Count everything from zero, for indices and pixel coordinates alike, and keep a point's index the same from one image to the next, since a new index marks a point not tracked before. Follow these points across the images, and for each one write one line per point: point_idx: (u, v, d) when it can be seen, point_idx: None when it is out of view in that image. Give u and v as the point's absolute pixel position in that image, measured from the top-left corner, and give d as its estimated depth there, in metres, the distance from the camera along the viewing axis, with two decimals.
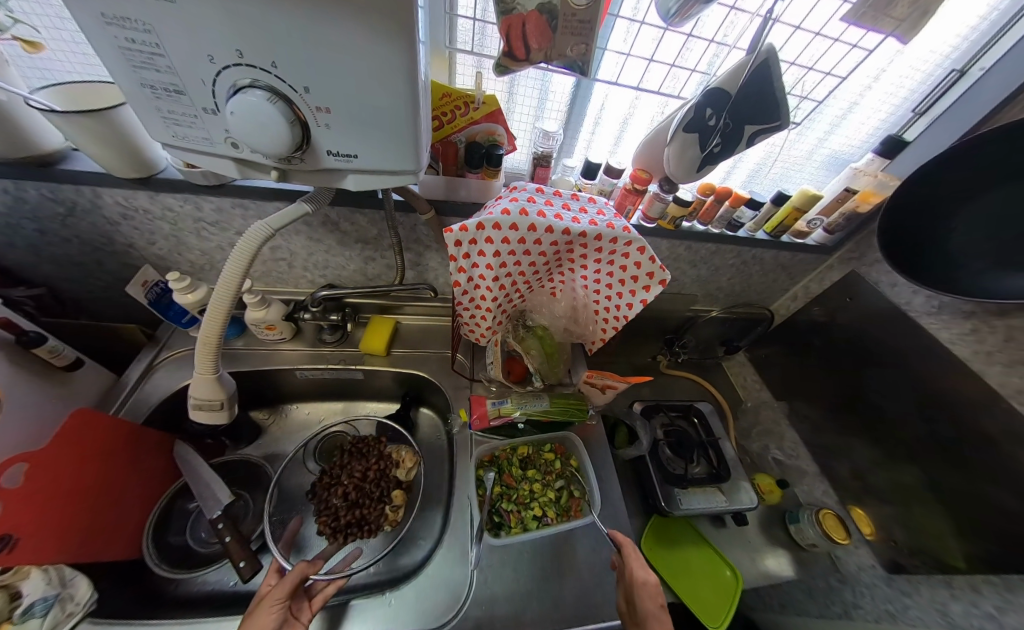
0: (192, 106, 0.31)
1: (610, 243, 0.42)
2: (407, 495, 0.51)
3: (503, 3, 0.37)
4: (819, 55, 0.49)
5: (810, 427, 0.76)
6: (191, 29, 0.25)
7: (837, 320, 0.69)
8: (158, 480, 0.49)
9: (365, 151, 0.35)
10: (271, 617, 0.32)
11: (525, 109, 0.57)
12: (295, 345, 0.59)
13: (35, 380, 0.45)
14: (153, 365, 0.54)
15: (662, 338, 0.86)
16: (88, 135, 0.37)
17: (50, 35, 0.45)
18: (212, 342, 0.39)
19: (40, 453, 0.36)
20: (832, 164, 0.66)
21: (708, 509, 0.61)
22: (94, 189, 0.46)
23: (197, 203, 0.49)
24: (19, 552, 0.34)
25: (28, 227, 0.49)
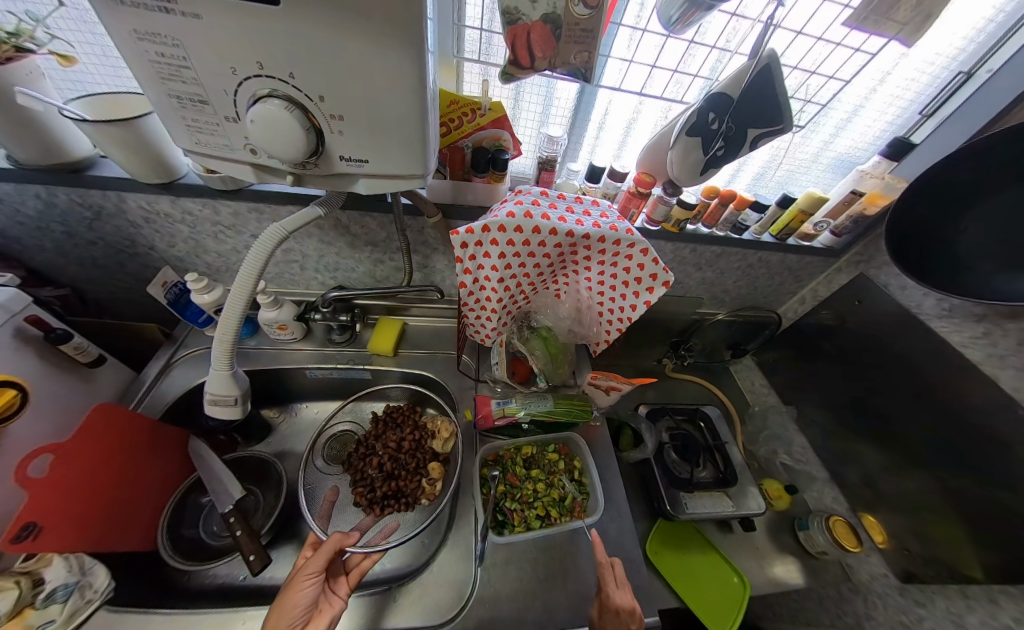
0: (214, 115, 0.33)
1: (613, 245, 0.42)
2: (442, 467, 0.51)
3: (509, 14, 0.38)
4: (822, 60, 0.50)
5: (820, 433, 0.75)
6: (216, 43, 0.27)
7: (846, 324, 0.68)
8: (178, 472, 0.51)
9: (378, 157, 0.36)
10: (306, 592, 0.32)
11: (530, 115, 0.59)
12: (305, 345, 0.60)
13: (59, 375, 0.47)
14: (170, 362, 0.56)
15: (668, 341, 0.86)
16: (114, 142, 0.39)
17: (83, 49, 0.48)
18: (226, 340, 0.40)
19: (63, 445, 0.38)
20: (839, 166, 0.66)
21: (716, 514, 0.61)
22: (119, 195, 0.48)
23: (215, 208, 0.51)
24: (42, 540, 0.36)
25: (58, 231, 0.52)
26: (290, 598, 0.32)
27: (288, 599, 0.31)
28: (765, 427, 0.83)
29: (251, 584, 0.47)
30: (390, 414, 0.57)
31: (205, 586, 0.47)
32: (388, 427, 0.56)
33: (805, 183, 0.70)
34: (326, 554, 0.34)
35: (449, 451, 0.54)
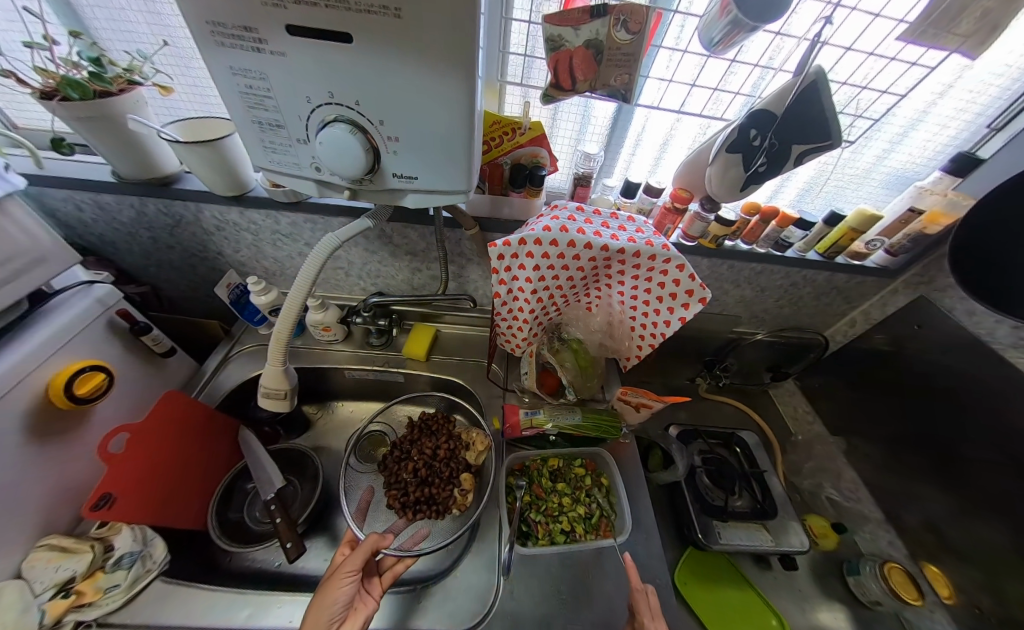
0: (288, 137, 0.37)
1: (648, 261, 0.42)
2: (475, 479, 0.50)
3: (553, 42, 0.40)
4: (874, 74, 0.48)
5: (875, 468, 0.69)
6: (298, 78, 0.32)
7: (905, 350, 0.63)
8: (225, 455, 0.55)
9: (426, 173, 0.38)
10: (344, 589, 0.33)
11: (566, 134, 0.60)
12: (345, 347, 0.64)
13: (137, 363, 0.52)
14: (227, 357, 0.62)
15: (701, 360, 0.83)
16: (200, 160, 0.45)
17: (179, 80, 0.56)
18: (282, 338, 0.44)
19: (138, 425, 0.43)
20: (894, 182, 0.62)
21: (752, 547, 0.57)
22: (198, 206, 0.54)
23: (276, 218, 0.56)
24: (113, 510, 0.40)
25: (145, 236, 0.59)
26: (330, 593, 0.33)
27: (326, 596, 0.33)
28: (809, 457, 0.77)
29: (286, 571, 0.50)
30: (425, 421, 0.56)
31: (244, 570, 0.50)
32: (422, 432, 0.55)
33: (855, 199, 0.66)
34: (363, 555, 0.36)
35: (481, 463, 0.53)
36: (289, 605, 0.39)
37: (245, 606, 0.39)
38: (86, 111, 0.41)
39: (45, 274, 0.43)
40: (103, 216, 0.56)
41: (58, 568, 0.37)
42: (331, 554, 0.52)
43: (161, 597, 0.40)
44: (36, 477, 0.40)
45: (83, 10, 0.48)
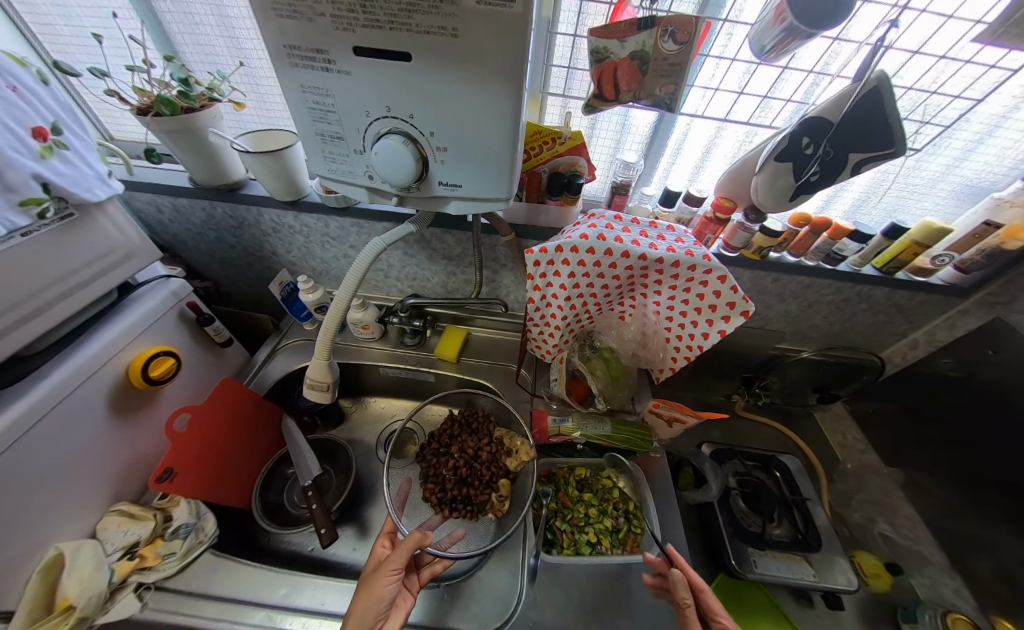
0: (346, 148, 0.40)
1: (687, 271, 0.41)
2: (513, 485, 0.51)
3: (598, 54, 0.41)
4: (944, 78, 0.45)
5: (940, 506, 0.62)
6: (360, 94, 0.34)
7: (977, 376, 0.57)
8: (268, 440, 0.58)
9: (470, 182, 0.40)
10: (389, 586, 0.34)
11: (605, 142, 0.61)
12: (381, 345, 0.67)
13: (201, 350, 0.58)
14: (275, 349, 0.66)
15: (738, 376, 0.79)
16: (265, 167, 0.50)
17: (250, 96, 0.62)
18: (330, 334, 0.47)
19: (199, 407, 0.48)
20: (966, 192, 0.57)
21: (792, 581, 0.52)
22: (259, 210, 0.59)
23: (326, 222, 0.60)
24: (174, 484, 0.44)
25: (212, 236, 0.66)
26: (376, 588, 0.34)
27: (373, 592, 0.33)
28: (861, 489, 0.71)
29: (318, 556, 0.52)
30: (465, 420, 0.58)
31: (281, 550, 0.52)
32: (463, 431, 0.56)
33: (920, 210, 0.61)
34: (407, 555, 0.36)
35: (519, 471, 0.53)
36: (320, 588, 0.41)
37: (281, 584, 0.41)
38: (174, 125, 0.46)
39: (132, 267, 0.48)
40: (178, 217, 0.62)
41: (126, 532, 0.42)
42: (358, 544, 0.53)
43: (208, 568, 0.43)
44: (114, 448, 0.45)
45: (175, 36, 0.55)
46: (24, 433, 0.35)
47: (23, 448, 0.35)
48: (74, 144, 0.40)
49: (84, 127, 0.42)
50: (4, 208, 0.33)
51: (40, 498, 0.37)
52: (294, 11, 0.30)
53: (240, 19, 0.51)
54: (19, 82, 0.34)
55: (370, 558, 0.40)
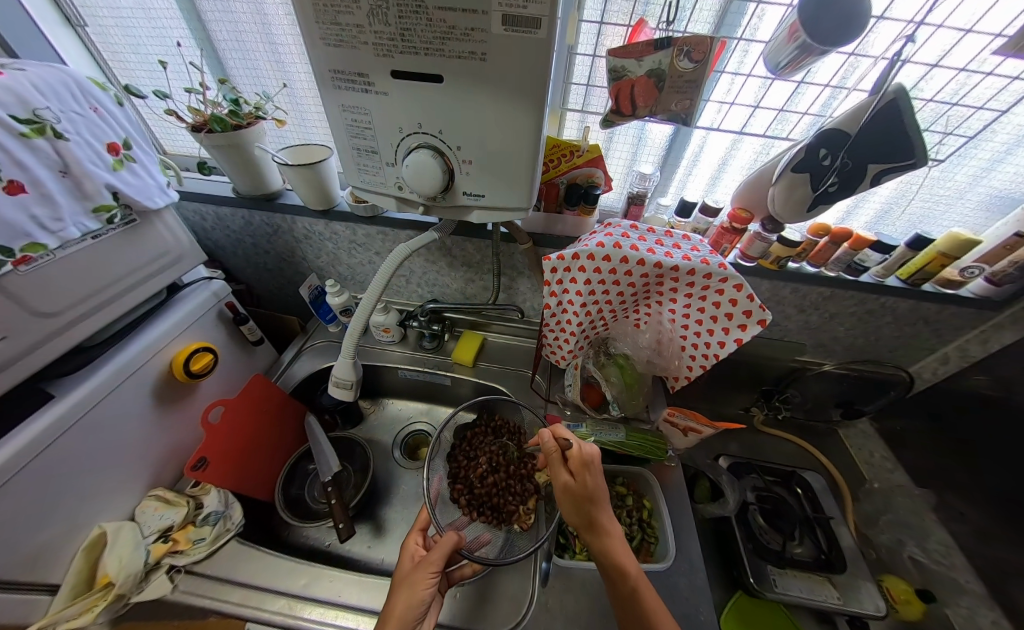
0: (379, 161, 0.43)
1: (703, 279, 0.42)
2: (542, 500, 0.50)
3: (616, 72, 0.43)
4: (965, 90, 0.45)
5: (976, 532, 0.59)
6: (395, 113, 0.37)
7: (1015, 394, 0.55)
8: (290, 438, 0.60)
9: (493, 192, 0.42)
10: (428, 589, 0.35)
11: (621, 155, 0.63)
12: (400, 348, 0.69)
13: (235, 347, 0.61)
14: (302, 348, 0.70)
15: (757, 388, 0.77)
16: (302, 179, 0.54)
17: (290, 114, 0.67)
18: (355, 334, 0.50)
19: (230, 401, 0.50)
20: (996, 203, 0.55)
21: (813, 602, 0.51)
22: (293, 218, 0.64)
23: (354, 230, 0.64)
24: (206, 473, 0.47)
25: (249, 242, 0.71)
26: (416, 590, 0.35)
27: (414, 589, 0.35)
28: (888, 509, 0.67)
29: (333, 552, 0.53)
30: (497, 428, 0.58)
31: (300, 544, 0.54)
32: (495, 438, 0.57)
33: (946, 222, 0.60)
34: (444, 557, 0.38)
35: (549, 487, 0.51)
36: (338, 581, 0.43)
37: (301, 575, 0.43)
38: (223, 140, 0.51)
39: (180, 269, 0.52)
40: (220, 224, 0.67)
41: (160, 516, 0.45)
42: (372, 542, 0.54)
43: (233, 556, 0.45)
44: (155, 435, 0.48)
45: (227, 61, 0.60)
46: (80, 417, 0.38)
47: (79, 433, 0.38)
48: (142, 158, 0.44)
49: (150, 143, 0.47)
50: (80, 213, 0.37)
51: (90, 478, 0.40)
52: (340, 40, 0.33)
53: (286, 43, 0.56)
54: (101, 104, 0.39)
55: (405, 553, 0.42)
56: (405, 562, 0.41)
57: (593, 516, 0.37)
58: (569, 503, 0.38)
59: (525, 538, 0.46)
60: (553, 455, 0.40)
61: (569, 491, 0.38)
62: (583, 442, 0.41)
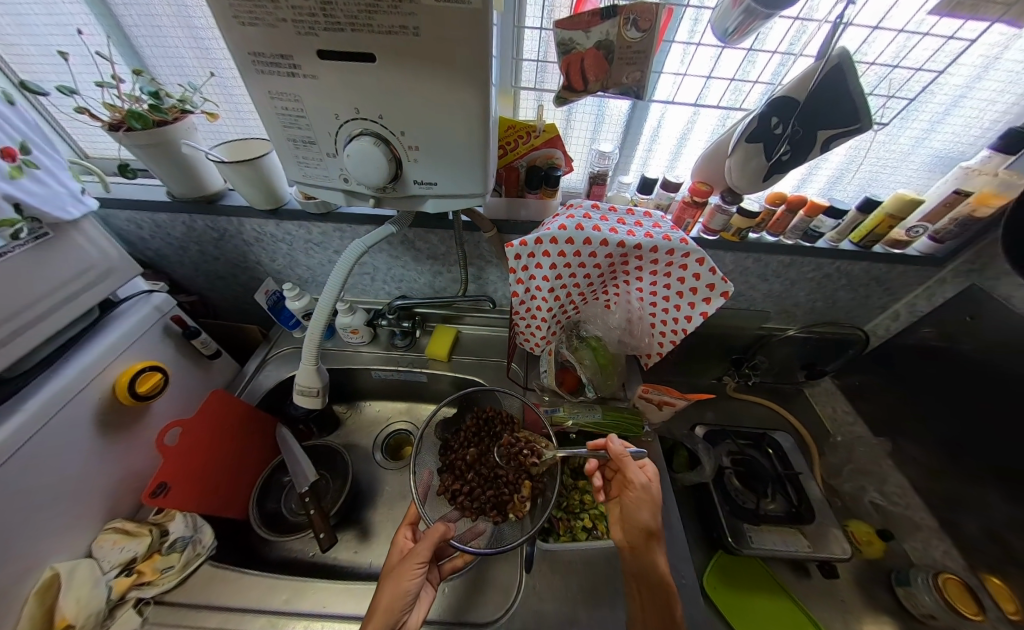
0: (319, 152, 0.40)
1: (666, 256, 0.42)
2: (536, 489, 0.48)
3: (564, 45, 0.41)
4: (906, 51, 0.46)
5: (926, 472, 0.64)
6: (328, 97, 0.34)
7: (957, 343, 0.59)
8: (260, 451, 0.58)
9: (445, 179, 0.40)
10: (413, 580, 0.35)
11: (581, 133, 0.61)
12: (372, 348, 0.67)
13: (187, 363, 0.57)
14: (265, 359, 0.66)
15: (728, 358, 0.80)
16: (241, 177, 0.49)
17: (223, 108, 0.62)
18: (314, 339, 0.47)
19: (188, 421, 0.48)
20: (937, 163, 0.58)
21: (787, 552, 0.54)
22: (239, 220, 0.59)
23: (308, 228, 0.60)
24: (169, 498, 0.44)
25: (195, 250, 0.66)
26: (402, 581, 0.35)
27: (401, 579, 0.35)
28: (851, 459, 0.72)
29: (318, 561, 0.52)
30: (488, 419, 0.56)
31: (283, 559, 0.53)
32: (486, 430, 0.54)
33: (893, 183, 0.63)
34: (431, 548, 0.37)
35: (545, 474, 0.49)
36: (323, 591, 0.42)
37: (281, 590, 0.42)
38: (148, 139, 0.46)
39: (111, 285, 0.48)
40: (158, 232, 0.62)
41: (121, 549, 0.42)
42: (359, 547, 0.53)
43: (207, 580, 0.43)
44: (104, 467, 0.45)
45: (144, 49, 0.55)
46: (10, 456, 0.35)
47: (15, 475, 0.35)
48: (45, 163, 0.40)
49: (54, 145, 0.42)
50: None
51: (34, 519, 0.37)
52: (256, 18, 0.29)
53: (207, 28, 0.51)
54: None
55: (394, 547, 0.41)
56: (395, 556, 0.41)
57: (656, 525, 0.41)
58: (638, 506, 0.42)
59: (517, 528, 0.45)
60: (627, 458, 0.44)
61: (643, 494, 0.42)
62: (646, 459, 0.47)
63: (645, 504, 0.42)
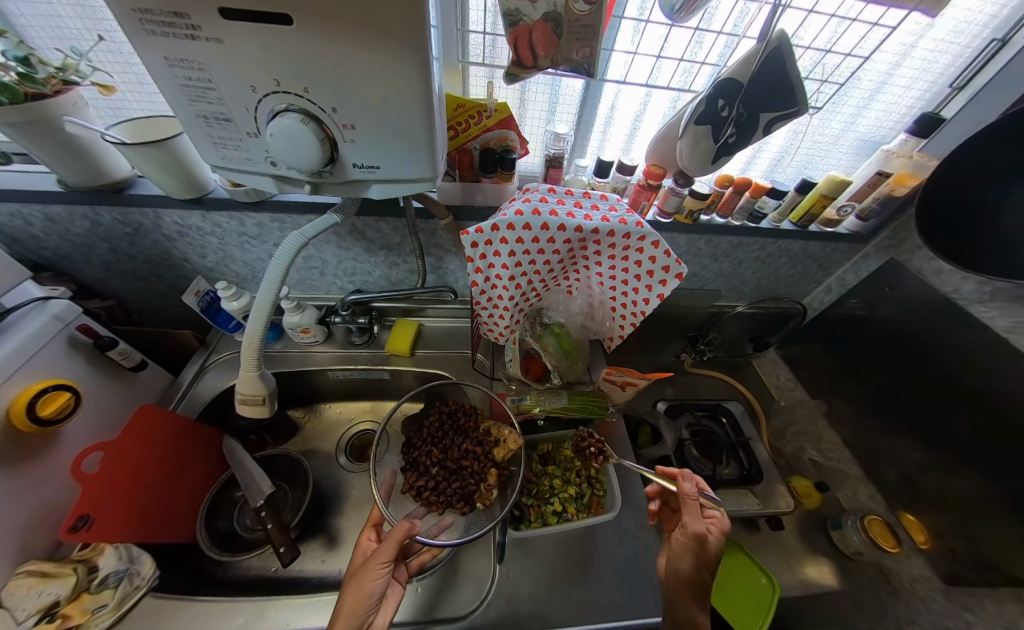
0: (237, 131, 0.34)
1: (623, 239, 0.42)
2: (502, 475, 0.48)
3: (511, 16, 0.38)
4: (838, 36, 0.48)
5: (853, 428, 0.72)
6: (238, 64, 0.29)
7: (877, 311, 0.66)
8: (203, 467, 0.53)
9: (389, 162, 0.36)
10: (379, 579, 0.34)
11: (536, 114, 0.59)
12: (327, 347, 0.63)
13: (104, 378, 0.51)
14: (204, 367, 0.60)
15: (685, 336, 0.84)
16: (150, 162, 0.43)
17: (121, 78, 0.53)
18: (254, 342, 0.43)
19: (112, 441, 0.42)
20: (862, 147, 0.63)
21: (740, 512, 0.59)
22: (155, 211, 0.52)
23: (241, 219, 0.54)
24: (94, 531, 0.39)
25: (103, 248, 0.57)
26: (365, 583, 0.34)
27: (365, 580, 0.34)
28: (793, 421, 0.80)
29: (282, 575, 0.50)
30: (451, 413, 0.55)
31: (242, 579, 0.49)
32: (449, 424, 0.53)
33: (826, 166, 0.67)
34: (395, 547, 0.35)
35: (509, 462, 0.50)
36: (287, 609, 0.39)
37: (240, 613, 0.39)
38: (22, 116, 0.37)
39: None
40: (54, 228, 0.53)
41: (39, 594, 0.36)
42: (327, 555, 0.51)
43: (150, 614, 0.39)
44: (5, 506, 0.38)
45: (7, 6, 0.45)
46: None
47: None
48: None
49: None
50: None
51: None
52: None
53: None
54: None
55: (357, 551, 0.39)
56: (357, 559, 0.39)
57: (696, 579, 0.40)
58: (684, 549, 0.42)
59: (485, 515, 0.45)
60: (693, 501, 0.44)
61: (692, 540, 0.41)
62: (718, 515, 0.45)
63: (689, 551, 0.41)
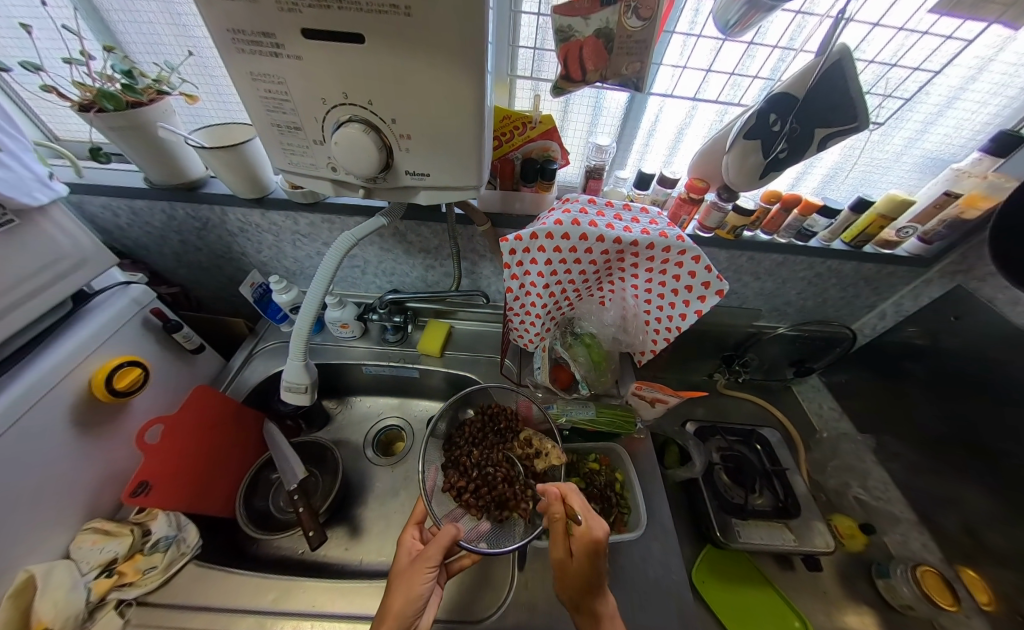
0: (305, 139, 0.37)
1: (662, 252, 0.41)
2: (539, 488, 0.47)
3: (563, 32, 0.39)
4: (904, 50, 0.45)
5: (906, 468, 0.66)
6: (312, 78, 0.31)
7: (939, 342, 0.61)
8: (248, 447, 0.57)
9: (438, 170, 0.38)
10: (425, 583, 0.34)
11: (578, 125, 0.60)
12: (362, 343, 0.66)
13: (170, 359, 0.56)
14: (252, 354, 0.64)
15: (719, 355, 0.81)
16: (219, 163, 0.47)
17: (203, 89, 0.59)
18: (302, 334, 0.46)
19: (171, 417, 0.46)
20: (928, 165, 0.59)
21: (773, 546, 0.55)
22: (222, 209, 0.57)
23: (295, 218, 0.58)
24: (151, 496, 0.43)
25: (175, 239, 0.63)
26: (414, 585, 0.34)
27: (410, 583, 0.34)
28: (835, 455, 0.74)
29: (307, 559, 0.52)
30: (493, 415, 0.55)
31: (273, 556, 0.52)
32: (491, 427, 0.53)
33: (885, 184, 0.63)
34: (442, 551, 0.36)
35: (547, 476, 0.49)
36: (314, 591, 0.41)
37: (269, 590, 0.41)
38: (121, 120, 0.42)
39: (86, 275, 0.45)
40: (136, 220, 0.59)
41: (101, 549, 0.40)
42: (349, 544, 0.53)
43: (191, 580, 0.42)
44: (82, 467, 0.42)
45: (116, 25, 0.51)
46: None
47: None
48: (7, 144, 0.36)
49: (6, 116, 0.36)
50: None
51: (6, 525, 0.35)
52: None
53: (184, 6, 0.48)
54: None
55: (402, 548, 0.41)
56: (403, 558, 0.40)
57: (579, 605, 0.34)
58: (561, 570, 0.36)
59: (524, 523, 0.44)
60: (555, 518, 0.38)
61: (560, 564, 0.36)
62: (590, 520, 0.37)
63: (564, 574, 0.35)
